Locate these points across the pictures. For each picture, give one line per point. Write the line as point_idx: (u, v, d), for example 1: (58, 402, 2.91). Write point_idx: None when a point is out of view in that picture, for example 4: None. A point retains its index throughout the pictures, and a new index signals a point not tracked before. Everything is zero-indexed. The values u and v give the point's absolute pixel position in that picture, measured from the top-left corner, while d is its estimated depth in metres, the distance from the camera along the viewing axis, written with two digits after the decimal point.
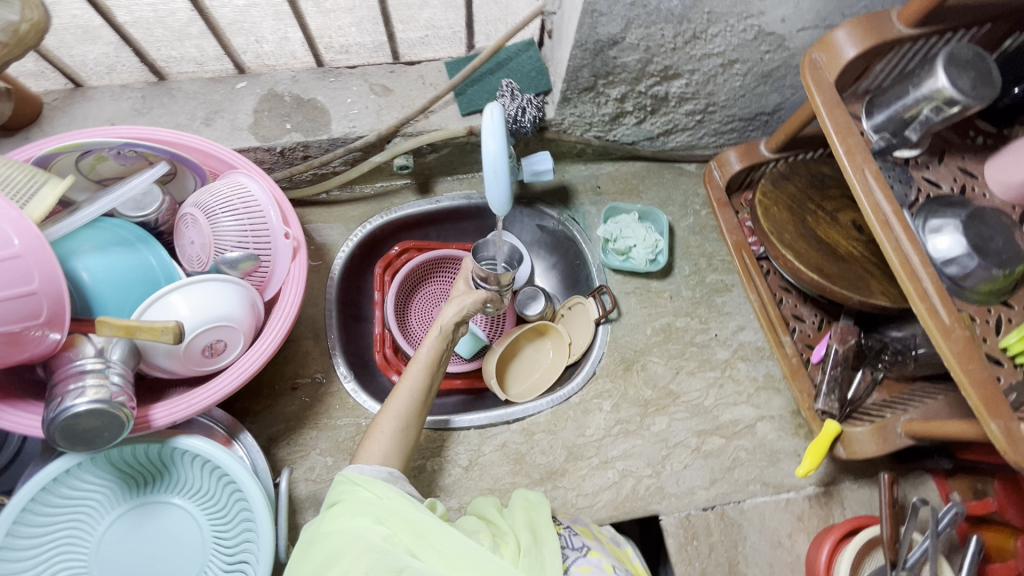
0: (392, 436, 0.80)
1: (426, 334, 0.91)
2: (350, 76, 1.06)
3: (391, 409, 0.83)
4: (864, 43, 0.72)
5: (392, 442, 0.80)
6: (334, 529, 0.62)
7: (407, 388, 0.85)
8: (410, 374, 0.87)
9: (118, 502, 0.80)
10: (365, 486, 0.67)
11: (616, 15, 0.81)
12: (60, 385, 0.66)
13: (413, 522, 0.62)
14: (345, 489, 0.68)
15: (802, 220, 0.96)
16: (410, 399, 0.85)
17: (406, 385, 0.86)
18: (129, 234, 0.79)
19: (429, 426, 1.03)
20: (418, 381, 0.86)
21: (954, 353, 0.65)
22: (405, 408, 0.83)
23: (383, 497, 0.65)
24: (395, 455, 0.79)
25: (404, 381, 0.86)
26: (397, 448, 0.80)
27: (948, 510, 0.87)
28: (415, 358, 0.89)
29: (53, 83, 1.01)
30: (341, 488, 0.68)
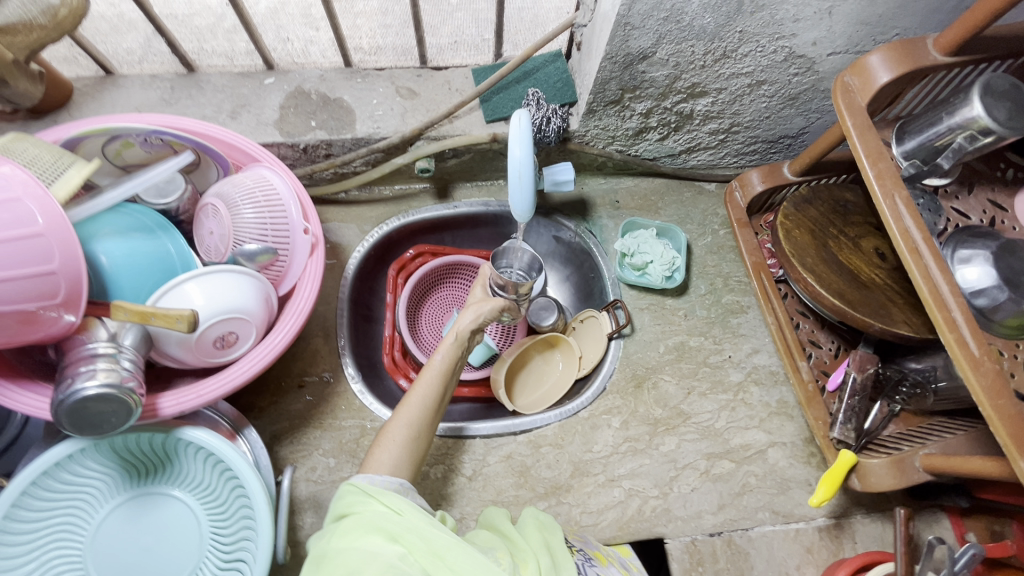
0: (402, 445, 0.79)
1: (441, 341, 0.90)
2: (377, 77, 1.06)
3: (402, 416, 0.82)
4: (898, 69, 0.71)
5: (402, 451, 0.79)
6: (347, 548, 0.60)
7: (419, 396, 0.84)
8: (423, 381, 0.86)
9: (117, 492, 0.79)
10: (375, 500, 0.66)
11: (649, 30, 0.81)
12: (71, 367, 0.66)
13: (428, 540, 0.61)
14: (354, 504, 0.66)
15: (824, 245, 0.95)
16: (422, 407, 0.83)
17: (418, 392, 0.84)
18: (150, 221, 0.79)
19: (444, 433, 1.02)
20: (431, 389, 0.85)
21: (982, 387, 0.64)
22: (416, 416, 0.82)
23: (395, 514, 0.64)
24: (405, 465, 0.78)
25: (416, 390, 0.84)
26: (407, 456, 0.79)
27: (965, 550, 0.84)
28: (429, 364, 0.88)
29: (84, 69, 1.02)
30: (352, 499, 0.67)
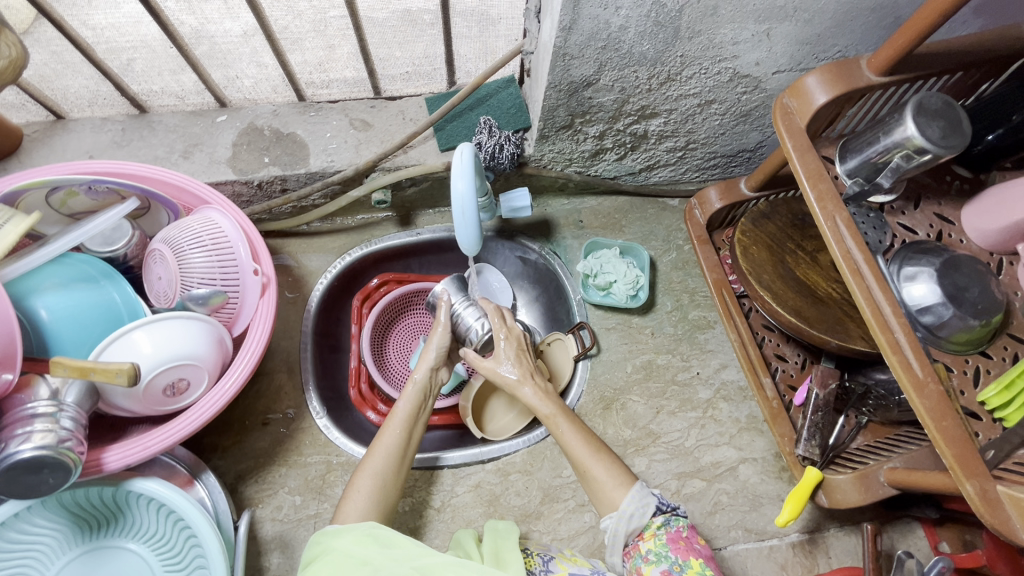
0: (369, 496, 0.78)
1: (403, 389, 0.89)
2: (330, 110, 1.06)
3: (370, 466, 0.81)
4: (834, 91, 0.72)
5: (370, 501, 0.77)
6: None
7: (383, 445, 0.83)
8: (388, 429, 0.85)
9: (69, 546, 0.77)
10: (339, 536, 0.70)
11: (589, 58, 0.81)
12: (7, 429, 0.65)
13: (395, 554, 0.67)
14: (321, 548, 0.70)
15: (781, 260, 0.95)
16: (386, 456, 0.82)
17: (383, 442, 0.83)
18: (94, 270, 0.78)
19: (418, 465, 1.02)
20: (395, 438, 0.84)
21: (927, 409, 0.63)
22: (383, 465, 0.81)
23: (360, 543, 0.69)
24: (375, 515, 0.77)
25: (382, 438, 0.84)
26: (377, 505, 0.78)
27: (934, 564, 0.83)
28: (392, 413, 0.87)
29: (34, 115, 1.02)
30: (318, 546, 0.71)
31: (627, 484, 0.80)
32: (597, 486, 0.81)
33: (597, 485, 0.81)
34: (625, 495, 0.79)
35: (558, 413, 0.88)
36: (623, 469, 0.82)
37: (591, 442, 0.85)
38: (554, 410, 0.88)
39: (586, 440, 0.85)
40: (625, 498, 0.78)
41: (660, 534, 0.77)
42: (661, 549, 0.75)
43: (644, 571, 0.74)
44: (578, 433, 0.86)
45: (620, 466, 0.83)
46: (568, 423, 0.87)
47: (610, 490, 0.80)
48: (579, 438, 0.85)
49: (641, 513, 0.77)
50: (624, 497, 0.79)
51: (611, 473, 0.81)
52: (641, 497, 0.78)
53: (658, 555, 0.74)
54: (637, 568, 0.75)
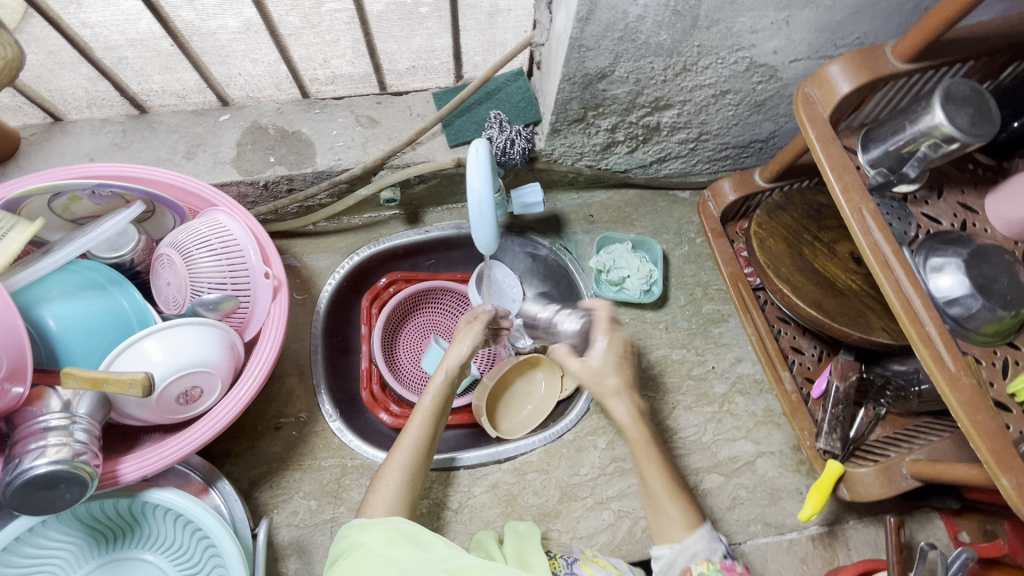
0: (397, 490, 0.77)
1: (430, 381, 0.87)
2: (336, 107, 1.03)
3: (397, 459, 0.79)
4: (858, 80, 0.70)
5: (397, 496, 0.76)
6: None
7: (411, 437, 0.81)
8: (415, 422, 0.83)
9: (86, 559, 0.76)
10: (367, 531, 0.69)
11: (605, 50, 0.79)
12: (21, 444, 0.63)
13: (426, 554, 0.65)
14: (349, 543, 0.69)
15: (799, 253, 0.93)
16: (414, 449, 0.81)
17: (410, 434, 0.82)
18: (101, 277, 0.76)
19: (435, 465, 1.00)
20: (422, 431, 0.82)
21: (960, 403, 0.62)
22: (410, 458, 0.80)
23: (389, 540, 0.67)
24: (402, 509, 0.76)
25: (408, 431, 0.82)
26: (404, 499, 0.77)
27: (958, 555, 0.84)
28: (420, 405, 0.85)
29: (31, 117, 0.99)
30: (346, 541, 0.69)
31: (693, 523, 0.74)
32: (661, 518, 0.75)
33: (665, 519, 0.75)
34: (691, 535, 0.73)
35: (647, 444, 0.78)
36: (694, 508, 0.76)
37: (671, 479, 0.77)
38: (648, 442, 0.78)
39: (669, 478, 0.77)
40: (689, 537, 0.73)
41: (714, 562, 0.72)
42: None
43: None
44: (664, 468, 0.78)
45: (693, 506, 0.76)
46: (651, 457, 0.77)
47: (675, 526, 0.74)
48: (659, 469, 0.77)
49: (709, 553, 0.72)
50: (690, 534, 0.73)
51: (677, 510, 0.75)
52: (709, 539, 0.73)
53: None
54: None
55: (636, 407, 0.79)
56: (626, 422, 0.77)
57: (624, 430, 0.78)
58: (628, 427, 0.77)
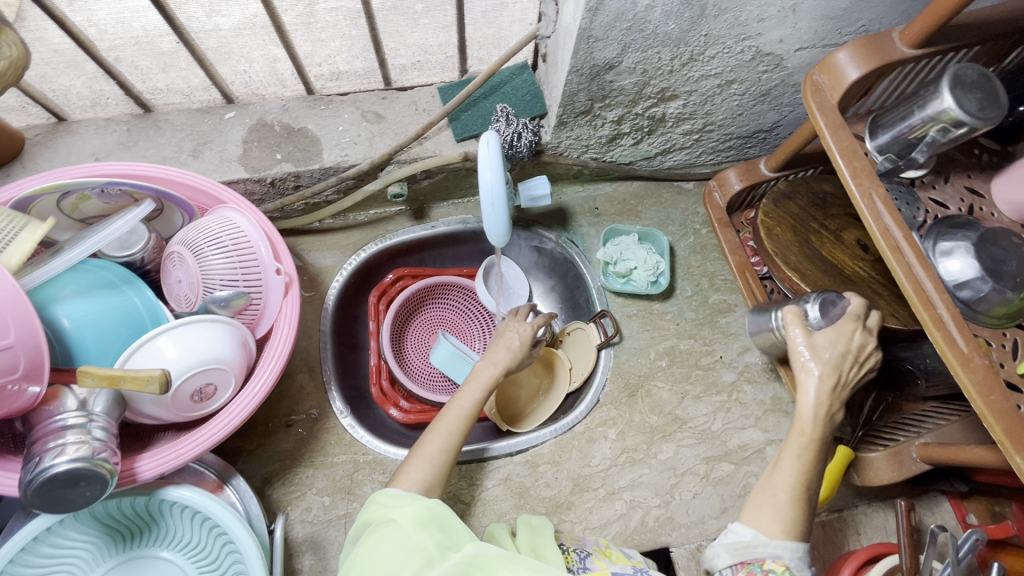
0: (434, 465, 0.79)
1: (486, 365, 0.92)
2: (341, 103, 1.03)
3: (436, 439, 0.81)
4: (867, 66, 0.70)
5: (433, 471, 0.78)
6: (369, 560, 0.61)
7: (455, 414, 0.84)
8: (461, 401, 0.86)
9: (103, 558, 0.76)
10: (399, 508, 0.69)
11: (613, 40, 0.79)
12: (39, 443, 0.63)
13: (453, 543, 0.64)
14: (381, 515, 0.69)
15: (806, 241, 0.94)
16: (459, 425, 0.84)
17: (455, 410, 0.85)
18: (113, 276, 0.76)
19: (465, 457, 1.01)
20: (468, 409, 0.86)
21: (974, 383, 0.63)
22: (450, 439, 0.81)
23: (417, 520, 0.66)
24: (435, 486, 0.78)
25: (451, 410, 0.85)
26: (437, 477, 0.78)
27: (968, 537, 0.82)
28: (470, 386, 0.89)
29: (35, 117, 0.99)
30: (378, 511, 0.70)
31: (790, 532, 0.71)
32: (764, 505, 0.73)
33: (769, 510, 0.72)
34: (784, 539, 0.70)
35: (812, 446, 0.76)
36: (802, 523, 0.72)
37: (807, 480, 0.74)
38: (813, 442, 0.76)
39: (799, 486, 0.74)
40: (783, 540, 0.69)
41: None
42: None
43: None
44: (804, 473, 0.75)
45: (805, 524, 0.72)
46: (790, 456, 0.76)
47: (776, 521, 0.71)
48: (799, 466, 0.75)
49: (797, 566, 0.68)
50: (784, 544, 0.69)
51: (788, 510, 0.72)
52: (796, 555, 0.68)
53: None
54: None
55: (826, 407, 0.77)
56: (806, 410, 0.77)
57: (799, 416, 0.78)
58: (803, 419, 0.77)
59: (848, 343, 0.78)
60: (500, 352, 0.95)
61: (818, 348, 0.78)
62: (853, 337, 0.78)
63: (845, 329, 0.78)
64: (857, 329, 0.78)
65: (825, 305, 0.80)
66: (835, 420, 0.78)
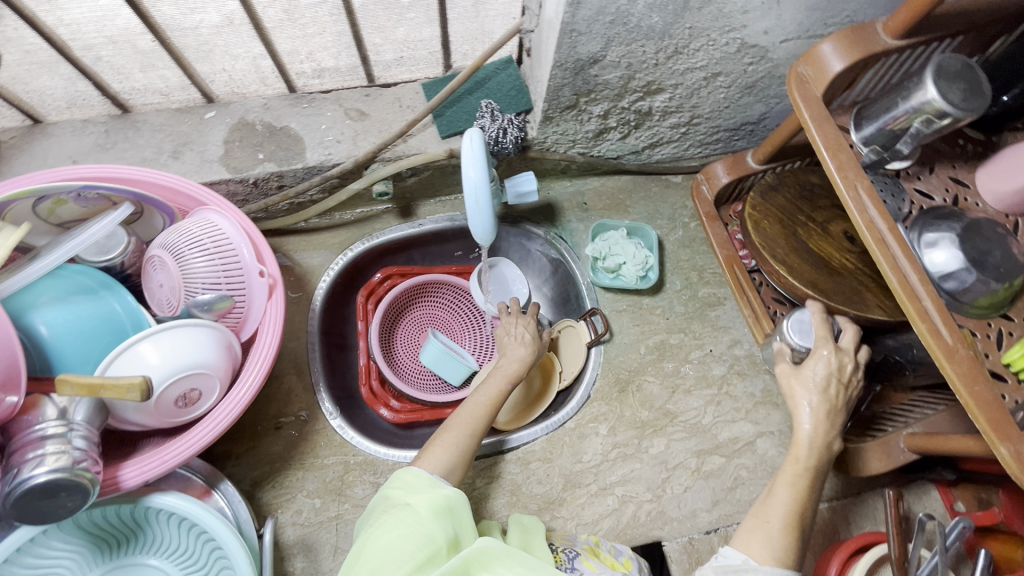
0: (460, 448, 0.81)
1: (510, 362, 0.96)
2: (324, 101, 1.03)
3: (457, 423, 0.83)
4: (850, 57, 0.70)
5: (456, 453, 0.80)
6: (378, 542, 0.63)
7: (479, 403, 0.87)
8: (482, 391, 0.90)
9: (90, 567, 0.75)
10: (418, 493, 0.70)
11: (596, 34, 0.78)
12: (18, 454, 0.62)
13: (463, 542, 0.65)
14: (400, 493, 0.70)
15: (793, 233, 0.94)
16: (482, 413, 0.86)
17: (479, 398, 0.88)
18: (91, 281, 0.74)
19: (485, 448, 1.01)
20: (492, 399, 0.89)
21: (958, 374, 0.63)
22: (471, 424, 0.84)
23: (433, 510, 0.67)
24: (457, 468, 0.79)
25: (476, 398, 0.88)
26: (460, 460, 0.80)
27: (955, 525, 0.83)
28: (494, 378, 0.92)
29: (9, 120, 0.96)
30: (397, 488, 0.71)
31: (781, 558, 0.75)
32: (759, 530, 0.77)
33: (760, 536, 0.76)
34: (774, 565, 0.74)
35: (807, 473, 0.81)
36: (794, 548, 0.76)
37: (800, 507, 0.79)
38: (808, 469, 0.81)
39: (793, 513, 0.78)
40: (772, 565, 0.74)
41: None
42: None
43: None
44: (799, 500, 0.80)
45: (795, 552, 0.76)
46: (786, 486, 0.80)
47: (768, 546, 0.76)
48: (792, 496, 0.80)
49: None
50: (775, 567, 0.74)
51: (781, 537, 0.77)
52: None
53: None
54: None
55: (822, 435, 0.82)
56: (802, 437, 0.82)
57: (794, 444, 0.82)
58: (799, 447, 0.81)
59: (831, 367, 0.83)
60: (516, 348, 0.99)
61: (809, 380, 0.83)
62: (831, 361, 0.84)
63: (825, 356, 0.84)
64: (832, 352, 0.84)
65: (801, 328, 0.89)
66: (831, 448, 0.82)
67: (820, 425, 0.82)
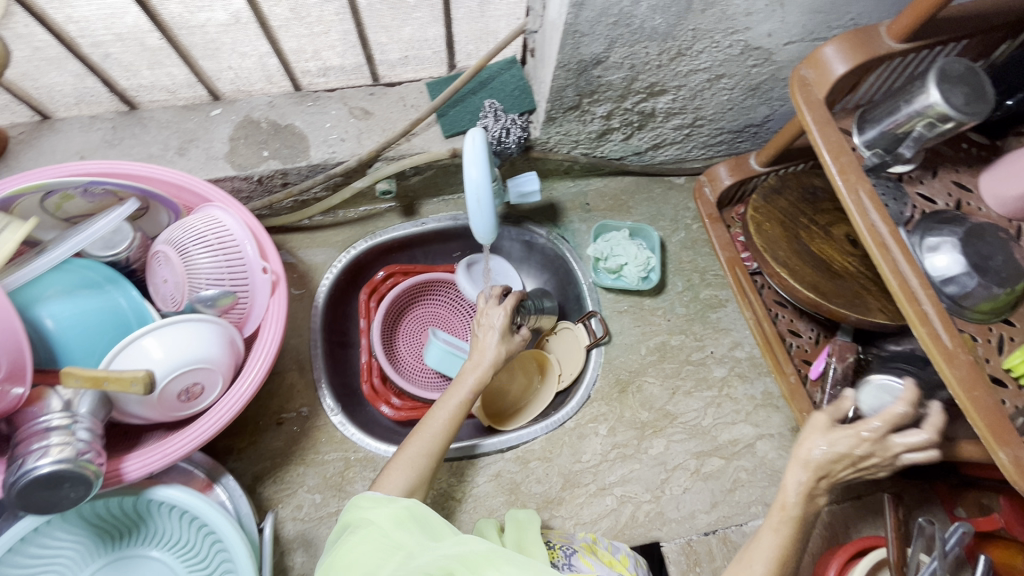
0: (416, 469, 0.80)
1: (474, 371, 0.92)
2: (328, 100, 1.02)
3: (417, 442, 0.82)
4: (853, 60, 0.70)
5: (415, 474, 0.79)
6: (352, 565, 0.62)
7: (440, 420, 0.85)
8: (445, 405, 0.87)
9: (93, 558, 0.76)
10: (377, 509, 0.69)
11: (599, 35, 0.79)
12: (23, 445, 0.63)
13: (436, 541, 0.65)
14: (360, 516, 0.70)
15: (795, 236, 0.94)
16: (443, 431, 0.85)
17: (440, 416, 0.86)
18: (98, 276, 0.75)
19: (452, 454, 1.02)
20: (454, 414, 0.86)
21: (958, 379, 0.63)
22: (431, 443, 0.83)
23: (398, 521, 0.68)
24: (416, 489, 0.79)
25: (438, 414, 0.86)
26: (419, 480, 0.80)
27: (954, 530, 0.83)
28: (457, 390, 0.89)
29: (18, 116, 0.97)
30: (356, 513, 0.71)
31: None
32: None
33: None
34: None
35: (793, 521, 0.74)
36: None
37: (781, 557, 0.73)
38: (793, 519, 0.73)
39: (776, 562, 0.73)
40: None
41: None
42: None
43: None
44: (784, 550, 0.73)
45: None
46: (771, 533, 0.74)
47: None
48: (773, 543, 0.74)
49: None
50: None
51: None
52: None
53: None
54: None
55: (815, 489, 0.74)
56: (791, 488, 0.73)
57: (782, 490, 0.74)
58: (787, 495, 0.74)
59: (851, 448, 0.71)
60: (483, 353, 0.94)
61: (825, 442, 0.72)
62: (856, 443, 0.71)
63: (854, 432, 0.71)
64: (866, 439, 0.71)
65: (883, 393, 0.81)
66: (819, 500, 0.75)
67: (815, 483, 0.73)
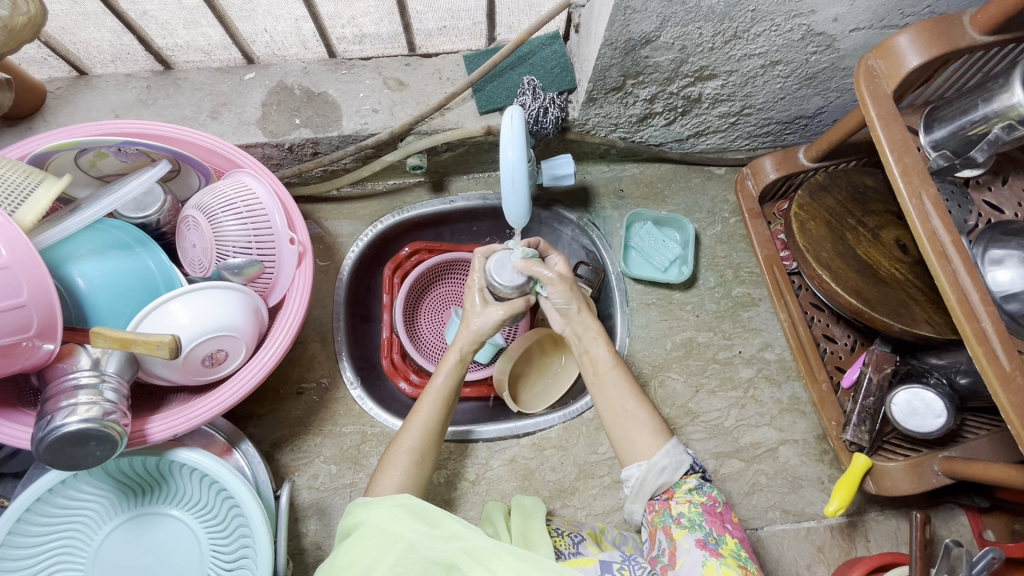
0: (405, 470, 0.76)
1: (442, 360, 0.84)
2: (363, 68, 1.01)
3: (404, 440, 0.78)
4: (930, 52, 0.64)
5: (406, 475, 0.75)
6: (350, 563, 0.58)
7: (421, 419, 0.80)
8: (424, 403, 0.81)
9: (115, 512, 0.78)
10: (370, 509, 0.65)
11: (651, 12, 0.74)
12: (52, 401, 0.64)
13: (437, 533, 0.61)
14: (354, 519, 0.65)
15: (841, 238, 0.89)
16: (424, 430, 0.79)
17: (420, 416, 0.80)
18: (127, 237, 0.75)
19: (451, 437, 1.00)
20: (434, 412, 0.81)
21: (1013, 404, 0.60)
22: (419, 441, 0.78)
23: (391, 515, 0.63)
24: (410, 488, 0.75)
25: (419, 411, 0.81)
26: (413, 481, 0.76)
27: (984, 554, 0.77)
28: (431, 386, 0.83)
29: (55, 70, 0.97)
30: (353, 518, 0.66)
31: (660, 433, 0.76)
32: (632, 428, 0.77)
33: (634, 427, 0.77)
34: (659, 447, 0.75)
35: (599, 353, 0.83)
36: (661, 421, 0.77)
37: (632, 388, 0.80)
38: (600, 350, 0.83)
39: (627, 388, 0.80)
40: (659, 449, 0.74)
41: (696, 500, 0.72)
42: (696, 516, 0.70)
43: (675, 533, 0.70)
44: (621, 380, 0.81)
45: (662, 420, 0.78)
46: (623, 379, 0.81)
47: (645, 437, 0.76)
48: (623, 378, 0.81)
49: (673, 468, 0.73)
50: (658, 450, 0.74)
51: (648, 421, 0.77)
52: (676, 453, 0.74)
53: (693, 521, 0.69)
54: (666, 527, 0.71)
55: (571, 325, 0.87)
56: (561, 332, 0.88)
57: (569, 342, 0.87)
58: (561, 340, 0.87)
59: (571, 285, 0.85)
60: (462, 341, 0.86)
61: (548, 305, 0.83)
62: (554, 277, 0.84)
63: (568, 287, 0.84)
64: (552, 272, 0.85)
65: (911, 405, 0.85)
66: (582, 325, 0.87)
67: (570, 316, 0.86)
